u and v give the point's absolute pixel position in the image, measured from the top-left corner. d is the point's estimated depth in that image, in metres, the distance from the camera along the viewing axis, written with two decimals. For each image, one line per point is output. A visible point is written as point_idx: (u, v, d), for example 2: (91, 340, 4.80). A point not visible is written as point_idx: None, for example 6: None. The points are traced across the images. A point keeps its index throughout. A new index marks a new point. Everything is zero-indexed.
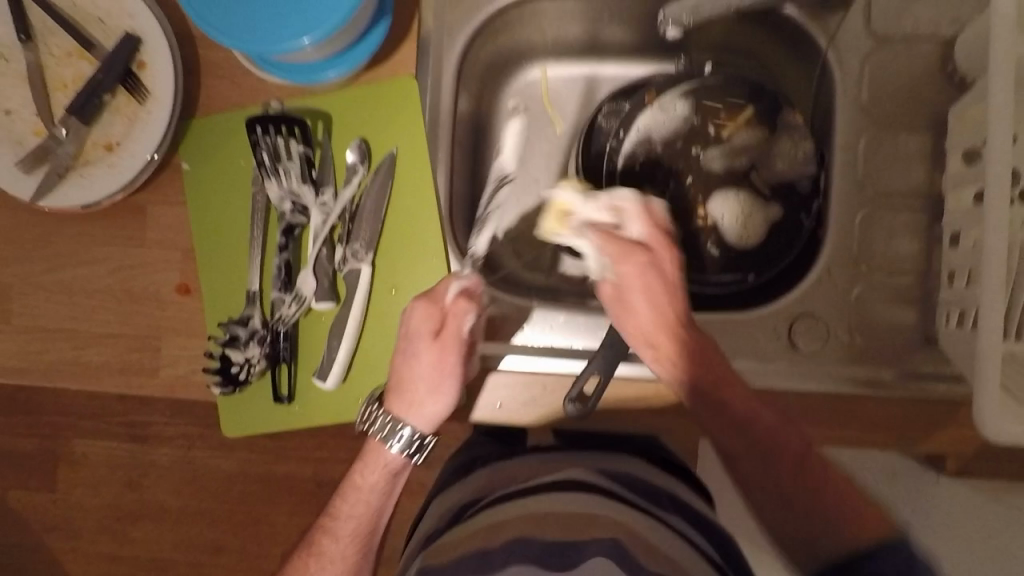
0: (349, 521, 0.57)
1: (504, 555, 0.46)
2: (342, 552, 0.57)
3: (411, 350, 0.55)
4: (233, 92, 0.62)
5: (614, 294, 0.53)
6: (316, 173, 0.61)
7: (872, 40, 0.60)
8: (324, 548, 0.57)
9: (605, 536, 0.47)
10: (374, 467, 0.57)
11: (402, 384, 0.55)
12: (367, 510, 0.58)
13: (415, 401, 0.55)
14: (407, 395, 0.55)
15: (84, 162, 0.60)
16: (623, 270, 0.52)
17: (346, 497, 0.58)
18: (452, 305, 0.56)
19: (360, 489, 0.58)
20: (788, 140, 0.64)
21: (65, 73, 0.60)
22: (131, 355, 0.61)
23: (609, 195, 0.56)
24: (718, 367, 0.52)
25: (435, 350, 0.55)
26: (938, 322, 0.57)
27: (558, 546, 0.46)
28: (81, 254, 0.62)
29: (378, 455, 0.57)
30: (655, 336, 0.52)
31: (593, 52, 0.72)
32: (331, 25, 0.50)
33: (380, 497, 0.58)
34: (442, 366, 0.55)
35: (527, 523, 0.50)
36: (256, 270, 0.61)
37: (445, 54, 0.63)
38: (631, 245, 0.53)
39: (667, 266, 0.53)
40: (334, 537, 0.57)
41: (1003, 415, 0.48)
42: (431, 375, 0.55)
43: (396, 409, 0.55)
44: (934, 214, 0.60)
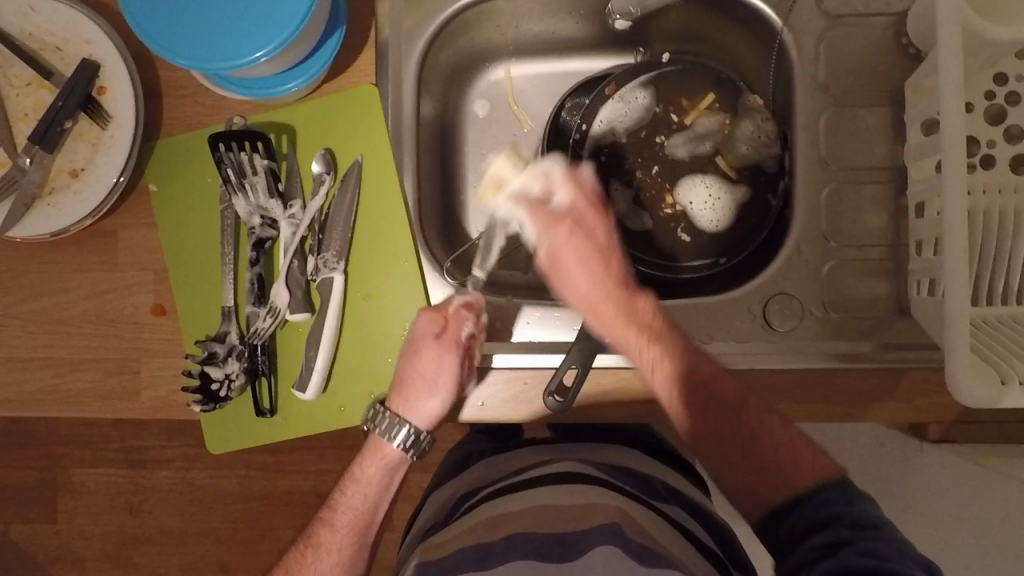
0: (347, 512, 0.59)
1: (504, 549, 0.47)
2: (339, 543, 0.58)
3: (412, 350, 0.57)
4: (196, 111, 0.62)
5: (551, 261, 0.56)
6: (283, 186, 0.61)
7: (825, 18, 0.61)
8: (320, 539, 0.58)
9: (607, 523, 0.47)
10: (373, 459, 0.59)
11: (400, 382, 0.57)
12: (365, 503, 0.59)
13: (412, 400, 0.57)
14: (405, 393, 0.57)
15: (50, 190, 0.60)
16: (551, 235, 0.56)
17: (347, 491, 0.59)
18: (455, 310, 0.58)
19: (359, 482, 0.59)
20: (750, 123, 0.64)
21: (25, 103, 0.60)
22: (111, 379, 0.61)
23: (542, 165, 0.60)
24: (663, 327, 0.53)
25: (433, 353, 0.56)
26: (909, 294, 0.58)
27: (562, 539, 0.47)
28: (55, 282, 0.62)
29: (378, 449, 0.59)
30: (592, 297, 0.54)
31: (555, 48, 0.72)
32: (283, 38, 0.50)
33: (379, 490, 0.59)
34: (441, 367, 0.56)
35: (527, 517, 0.50)
36: (230, 286, 0.61)
37: (403, 60, 0.64)
38: (559, 214, 0.57)
39: (597, 232, 0.56)
40: (332, 528, 0.59)
41: (978, 379, 0.48)
42: (428, 377, 0.56)
43: (394, 405, 0.57)
44: (899, 186, 0.60)
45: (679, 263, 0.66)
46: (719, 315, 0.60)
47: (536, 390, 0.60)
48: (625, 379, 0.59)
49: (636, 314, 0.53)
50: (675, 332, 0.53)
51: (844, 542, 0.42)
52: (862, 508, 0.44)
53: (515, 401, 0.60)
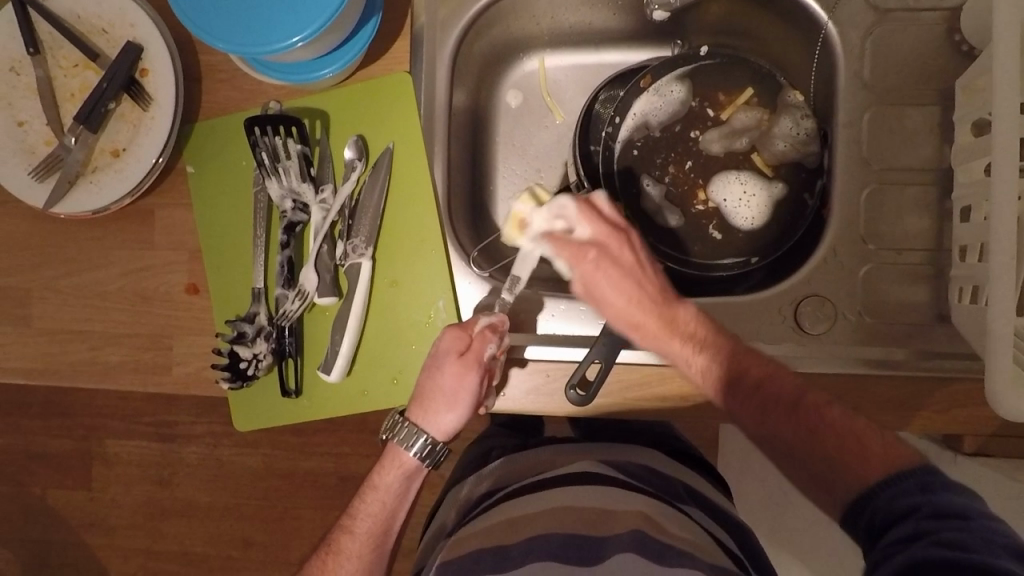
0: (367, 520, 0.59)
1: (523, 551, 0.47)
2: (359, 550, 0.59)
3: (433, 368, 0.57)
4: (234, 95, 0.64)
5: (586, 291, 0.56)
6: (315, 171, 0.62)
7: (874, 12, 0.59)
8: (342, 547, 0.59)
9: (627, 530, 0.48)
10: (392, 469, 0.59)
11: (420, 394, 0.57)
12: (383, 511, 0.60)
13: (431, 413, 0.57)
14: (423, 406, 0.57)
15: (93, 169, 0.62)
16: (583, 272, 0.56)
17: (365, 498, 0.60)
18: (480, 332, 0.57)
19: (378, 490, 0.60)
20: (789, 120, 0.63)
21: (72, 84, 0.62)
22: (145, 354, 0.63)
23: (557, 200, 0.59)
24: (700, 330, 0.53)
25: (457, 371, 0.56)
26: (950, 302, 0.56)
27: (581, 542, 0.47)
28: (95, 258, 0.64)
29: (395, 457, 0.59)
30: (634, 317, 0.54)
31: (590, 40, 0.72)
32: (320, 23, 0.50)
33: (396, 498, 0.60)
34: (461, 387, 0.56)
35: (546, 517, 0.50)
36: (261, 268, 0.62)
37: (438, 48, 0.64)
38: (583, 246, 0.56)
39: (621, 252, 0.55)
40: (353, 536, 0.59)
41: (1016, 391, 0.47)
42: (450, 394, 0.56)
43: (413, 416, 0.58)
44: (943, 190, 0.58)
45: (712, 262, 0.64)
46: (747, 315, 0.59)
47: (557, 384, 0.60)
48: (647, 376, 0.59)
49: (676, 321, 0.54)
50: (712, 331, 0.53)
51: (927, 531, 0.39)
52: (945, 494, 0.41)
53: (538, 394, 0.60)
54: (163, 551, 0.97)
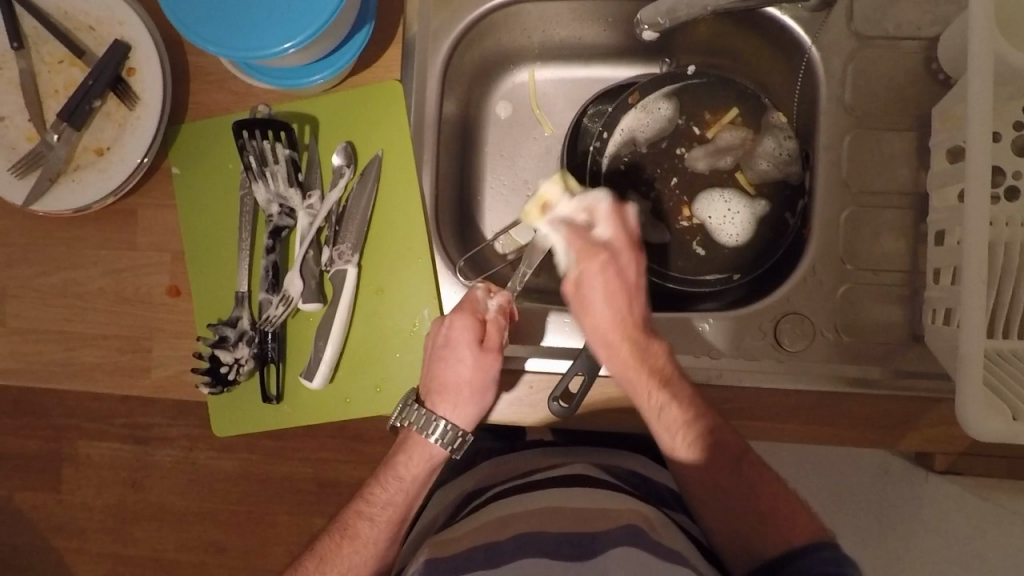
0: (387, 508, 0.59)
1: (514, 547, 0.47)
2: (376, 538, 0.58)
3: (455, 355, 0.57)
4: (223, 97, 0.63)
5: (577, 295, 0.59)
6: (303, 176, 0.61)
7: (855, 39, 0.60)
8: (359, 532, 0.58)
9: (619, 527, 0.48)
10: (419, 459, 0.59)
11: (444, 386, 0.58)
12: (404, 500, 0.60)
13: (459, 406, 0.58)
14: (451, 399, 0.57)
15: (75, 167, 0.61)
16: (586, 267, 0.58)
17: (387, 485, 0.60)
18: (495, 312, 0.59)
19: (402, 480, 0.60)
20: (772, 140, 0.64)
21: (56, 80, 0.61)
22: (122, 356, 0.62)
23: (588, 195, 0.62)
24: (668, 368, 0.55)
25: (481, 360, 0.56)
26: (924, 322, 0.57)
27: (575, 539, 0.47)
28: (74, 257, 0.63)
29: (422, 446, 0.59)
30: (611, 335, 0.56)
31: (581, 54, 0.72)
32: (313, 31, 0.50)
33: (418, 487, 0.60)
34: (485, 374, 0.57)
35: (535, 518, 0.51)
36: (244, 272, 0.62)
37: (429, 58, 0.64)
38: (596, 243, 0.60)
39: (614, 240, 0.60)
40: (370, 522, 0.59)
41: (986, 412, 0.48)
42: (475, 384, 0.57)
43: (439, 407, 0.58)
44: (920, 213, 0.60)
45: (697, 277, 0.66)
46: (730, 330, 0.60)
47: (540, 395, 0.60)
48: None
49: (648, 351, 0.55)
50: (685, 386, 0.55)
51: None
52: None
53: (520, 404, 0.60)
54: (132, 558, 0.94)
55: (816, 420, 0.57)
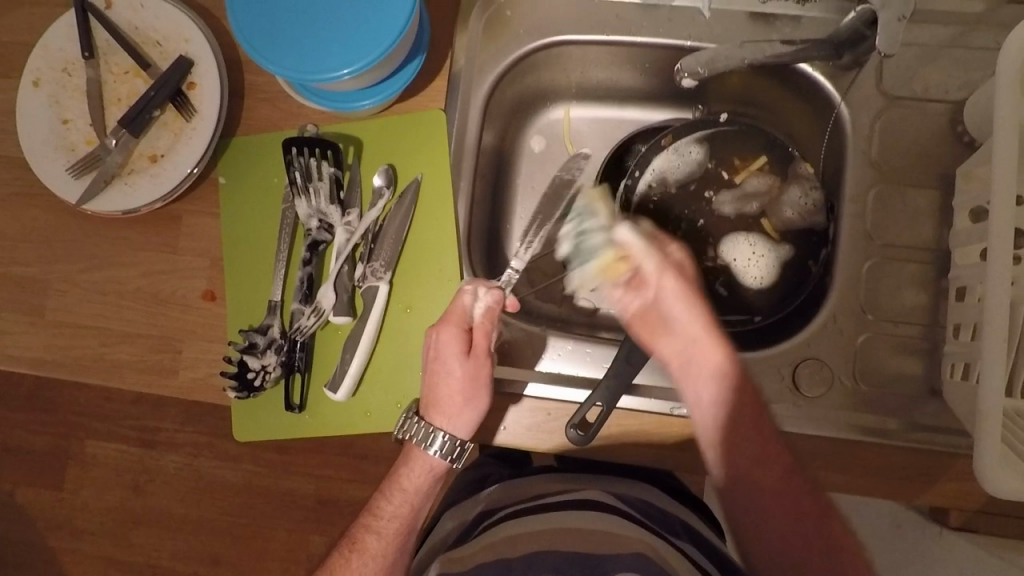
0: (392, 520, 0.60)
1: (525, 564, 0.51)
2: (383, 551, 0.59)
3: (443, 366, 0.56)
4: (273, 114, 0.66)
5: (682, 274, 0.55)
6: (343, 194, 0.64)
7: (884, 98, 0.63)
8: (366, 544, 0.59)
9: (629, 551, 0.51)
10: (420, 470, 0.59)
11: (438, 400, 0.57)
12: (410, 512, 0.60)
13: (453, 414, 0.56)
14: (444, 409, 0.56)
15: (129, 171, 0.65)
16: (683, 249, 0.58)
17: (392, 498, 0.60)
18: (481, 318, 0.58)
19: (407, 491, 0.60)
20: (798, 189, 0.66)
21: (120, 89, 0.66)
22: (153, 355, 0.64)
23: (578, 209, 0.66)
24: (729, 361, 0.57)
25: (470, 366, 0.56)
26: (942, 376, 0.58)
27: (583, 559, 0.50)
28: (116, 256, 0.66)
29: (423, 458, 0.59)
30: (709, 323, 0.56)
31: (616, 96, 0.75)
32: (369, 59, 0.54)
33: (422, 498, 0.60)
34: (476, 379, 0.56)
35: (548, 535, 0.53)
36: (280, 282, 0.64)
37: (473, 91, 0.67)
38: (672, 263, 0.56)
39: (683, 261, 0.56)
40: (377, 536, 0.59)
41: (1003, 468, 0.48)
42: (465, 390, 0.56)
43: (434, 418, 0.57)
44: (941, 269, 0.61)
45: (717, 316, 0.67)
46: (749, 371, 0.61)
47: (558, 422, 0.60)
48: (647, 424, 0.60)
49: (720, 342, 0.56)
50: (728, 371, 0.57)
51: None
52: None
53: (537, 430, 0.61)
54: (128, 562, 0.94)
55: (832, 468, 0.57)
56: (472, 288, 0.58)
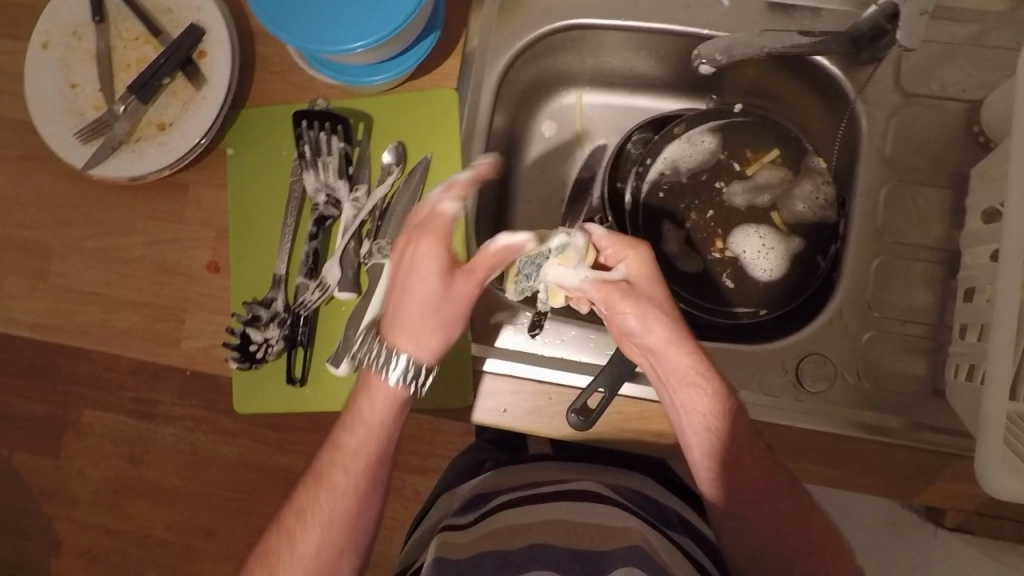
0: (357, 455, 0.54)
1: (525, 560, 0.51)
2: (352, 485, 0.53)
3: (416, 285, 0.50)
4: (283, 87, 0.66)
5: (630, 290, 0.55)
6: (353, 169, 0.64)
7: (901, 95, 0.62)
8: (331, 481, 0.53)
9: (628, 544, 0.51)
10: (381, 401, 0.53)
11: (402, 314, 0.51)
12: (377, 444, 0.54)
13: (417, 334, 0.51)
14: (410, 328, 0.51)
15: (137, 138, 0.64)
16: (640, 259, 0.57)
17: (356, 429, 0.54)
18: (494, 252, 0.51)
19: (371, 424, 0.54)
20: (810, 183, 0.65)
21: (130, 55, 0.65)
22: (156, 323, 0.64)
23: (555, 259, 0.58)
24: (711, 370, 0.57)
25: (444, 284, 0.50)
26: (946, 376, 0.57)
27: (583, 555, 0.50)
28: (121, 224, 0.65)
29: (380, 385, 0.52)
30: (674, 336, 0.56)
31: (629, 83, 0.75)
32: (383, 34, 0.53)
33: (388, 432, 0.54)
34: (448, 301, 0.51)
35: (548, 528, 0.53)
36: (285, 255, 0.64)
37: (485, 73, 0.66)
38: (616, 283, 0.56)
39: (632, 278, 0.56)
40: (343, 472, 0.54)
41: (1006, 470, 0.48)
42: (437, 311, 0.51)
43: (394, 336, 0.51)
44: (950, 269, 0.60)
45: (723, 308, 0.66)
46: (751, 364, 0.60)
47: (559, 407, 0.60)
48: (648, 411, 0.60)
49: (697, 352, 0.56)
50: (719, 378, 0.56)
51: None
52: None
53: (537, 414, 0.60)
54: (123, 532, 0.94)
55: (831, 464, 0.57)
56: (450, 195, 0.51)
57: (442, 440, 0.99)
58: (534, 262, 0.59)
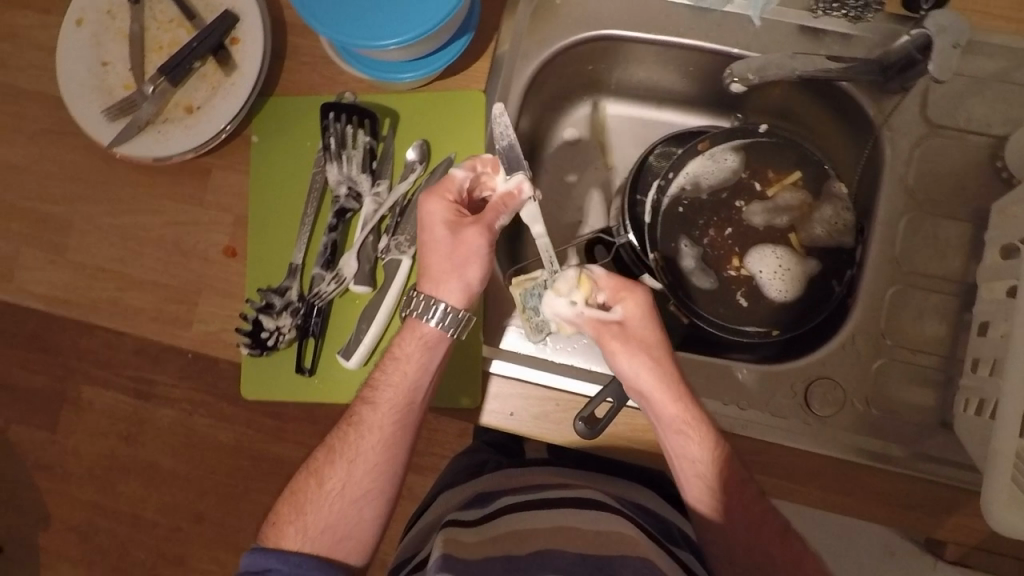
0: (390, 392, 0.55)
1: (534, 564, 0.50)
2: (381, 424, 0.56)
3: (431, 240, 0.54)
4: (313, 78, 0.66)
5: (622, 333, 0.54)
6: (376, 164, 0.64)
7: (926, 125, 0.62)
8: (363, 417, 0.56)
9: (635, 555, 0.51)
10: (413, 339, 0.55)
11: (427, 269, 0.54)
12: (409, 383, 0.55)
13: (442, 283, 0.54)
14: (433, 278, 0.54)
15: (164, 119, 0.64)
16: (637, 302, 0.54)
17: (387, 369, 0.56)
18: (499, 196, 0.55)
19: (405, 363, 0.55)
20: (830, 208, 0.66)
21: (162, 37, 0.66)
22: (169, 304, 0.64)
23: (554, 297, 0.56)
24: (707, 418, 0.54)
25: (453, 235, 0.54)
26: (955, 410, 0.57)
27: (590, 561, 0.50)
28: (141, 203, 0.66)
29: (414, 328, 0.55)
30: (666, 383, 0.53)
31: (654, 96, 0.75)
32: (415, 34, 0.53)
33: (419, 372, 0.56)
34: (461, 248, 0.54)
35: (555, 534, 0.53)
36: (303, 245, 0.64)
37: (514, 77, 0.66)
38: (609, 324, 0.54)
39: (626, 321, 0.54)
40: (373, 407, 0.56)
41: (1013, 507, 0.48)
42: (453, 259, 0.54)
43: (423, 288, 0.54)
44: (965, 302, 0.60)
45: (736, 326, 0.66)
46: (761, 385, 0.60)
47: (566, 414, 0.60)
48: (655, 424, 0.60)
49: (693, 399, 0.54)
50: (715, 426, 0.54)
51: None
52: None
53: (544, 420, 0.60)
54: (116, 510, 0.94)
55: (834, 489, 0.57)
56: (465, 166, 0.56)
57: (440, 439, 0.99)
58: (535, 291, 0.59)
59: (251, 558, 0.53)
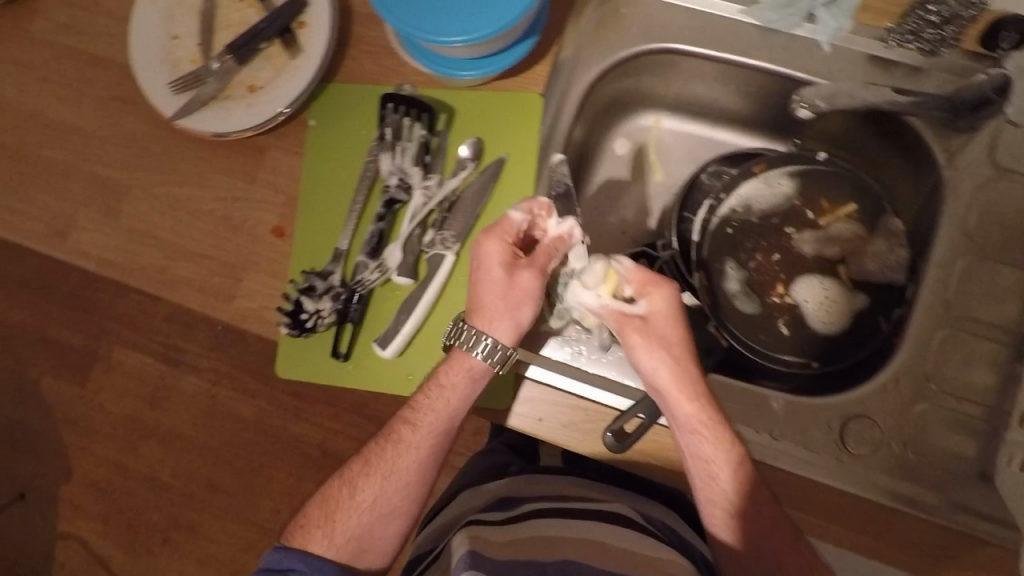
0: (428, 416, 0.56)
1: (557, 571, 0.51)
2: (418, 445, 0.57)
3: (487, 277, 0.55)
4: (374, 68, 0.67)
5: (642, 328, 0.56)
6: (429, 158, 0.64)
7: (992, 168, 0.61)
8: (401, 437, 0.57)
9: None
10: (459, 368, 0.55)
11: (478, 304, 0.55)
12: (448, 409, 0.56)
13: (494, 318, 0.54)
14: (486, 314, 0.54)
15: (226, 96, 0.66)
16: (660, 300, 0.56)
17: (430, 394, 0.56)
18: (550, 240, 0.56)
19: (444, 388, 0.56)
20: (884, 244, 0.66)
21: (232, 17, 0.67)
22: (214, 277, 0.65)
23: (580, 285, 0.58)
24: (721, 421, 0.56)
25: (509, 275, 0.55)
26: (997, 464, 0.56)
27: None
28: (196, 176, 0.67)
29: (461, 359, 0.55)
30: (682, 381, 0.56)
31: (710, 114, 0.74)
32: (483, 32, 0.54)
33: (458, 403, 0.56)
34: (516, 288, 0.55)
35: (580, 545, 0.54)
36: (349, 231, 0.64)
37: (573, 82, 0.67)
38: (632, 317, 0.56)
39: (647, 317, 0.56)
40: (411, 429, 0.57)
41: None
42: (507, 297, 0.55)
43: (473, 320, 0.55)
44: (1017, 353, 0.58)
45: (774, 354, 0.65)
46: (796, 417, 0.59)
47: (594, 425, 0.59)
48: None
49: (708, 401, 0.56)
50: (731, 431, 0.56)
51: None
52: None
53: (573, 428, 0.60)
54: (138, 471, 0.96)
55: (863, 531, 0.56)
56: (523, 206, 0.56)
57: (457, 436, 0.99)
58: (562, 281, 0.59)
59: (276, 556, 0.54)
